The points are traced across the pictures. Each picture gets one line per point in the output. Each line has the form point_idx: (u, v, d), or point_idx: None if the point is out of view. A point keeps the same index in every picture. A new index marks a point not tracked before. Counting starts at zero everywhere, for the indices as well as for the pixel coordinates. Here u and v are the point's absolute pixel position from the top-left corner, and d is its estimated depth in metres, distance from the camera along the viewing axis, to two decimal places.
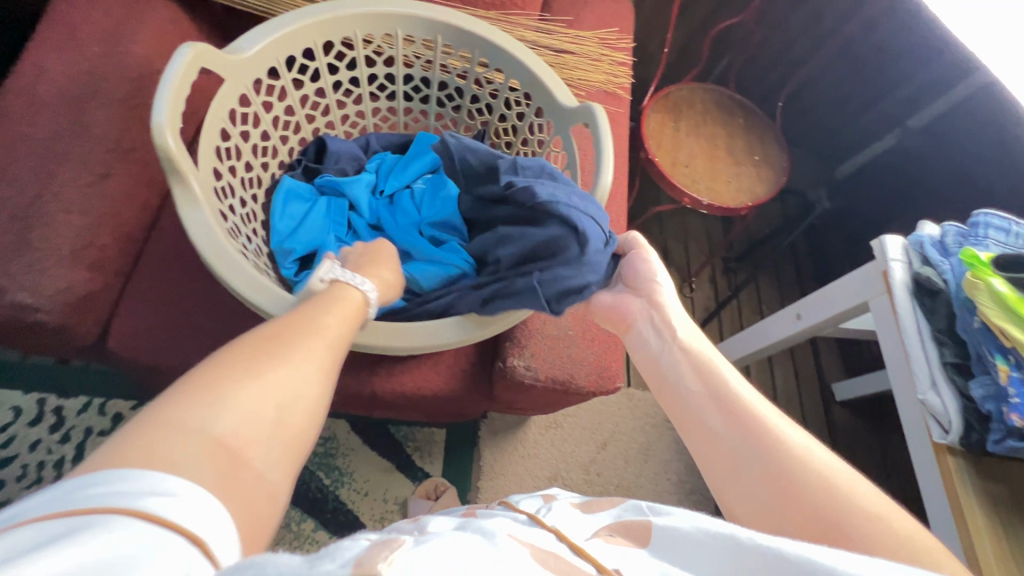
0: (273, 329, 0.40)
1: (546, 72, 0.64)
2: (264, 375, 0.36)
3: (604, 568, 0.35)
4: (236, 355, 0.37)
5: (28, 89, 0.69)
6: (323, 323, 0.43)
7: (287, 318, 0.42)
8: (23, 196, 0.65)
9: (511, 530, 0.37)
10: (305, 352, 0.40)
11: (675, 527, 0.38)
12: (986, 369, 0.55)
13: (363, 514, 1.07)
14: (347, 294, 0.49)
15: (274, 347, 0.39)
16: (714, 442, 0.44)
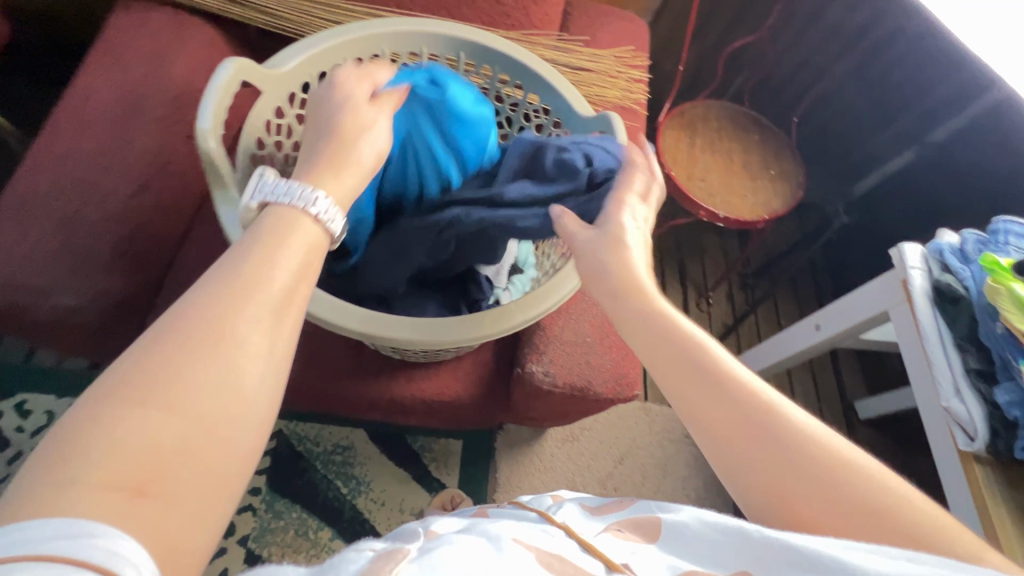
0: (202, 299, 0.30)
1: (565, 86, 0.67)
2: (196, 376, 0.28)
3: (612, 564, 0.35)
4: (149, 356, 0.28)
5: (79, 107, 0.74)
6: (268, 276, 0.32)
7: (218, 277, 0.32)
8: (71, 205, 0.69)
9: (516, 534, 0.37)
10: (249, 328, 0.30)
11: (684, 522, 0.38)
12: (1011, 375, 0.54)
13: (379, 524, 1.07)
14: (292, 226, 0.36)
15: (203, 328, 0.29)
16: (723, 427, 0.38)
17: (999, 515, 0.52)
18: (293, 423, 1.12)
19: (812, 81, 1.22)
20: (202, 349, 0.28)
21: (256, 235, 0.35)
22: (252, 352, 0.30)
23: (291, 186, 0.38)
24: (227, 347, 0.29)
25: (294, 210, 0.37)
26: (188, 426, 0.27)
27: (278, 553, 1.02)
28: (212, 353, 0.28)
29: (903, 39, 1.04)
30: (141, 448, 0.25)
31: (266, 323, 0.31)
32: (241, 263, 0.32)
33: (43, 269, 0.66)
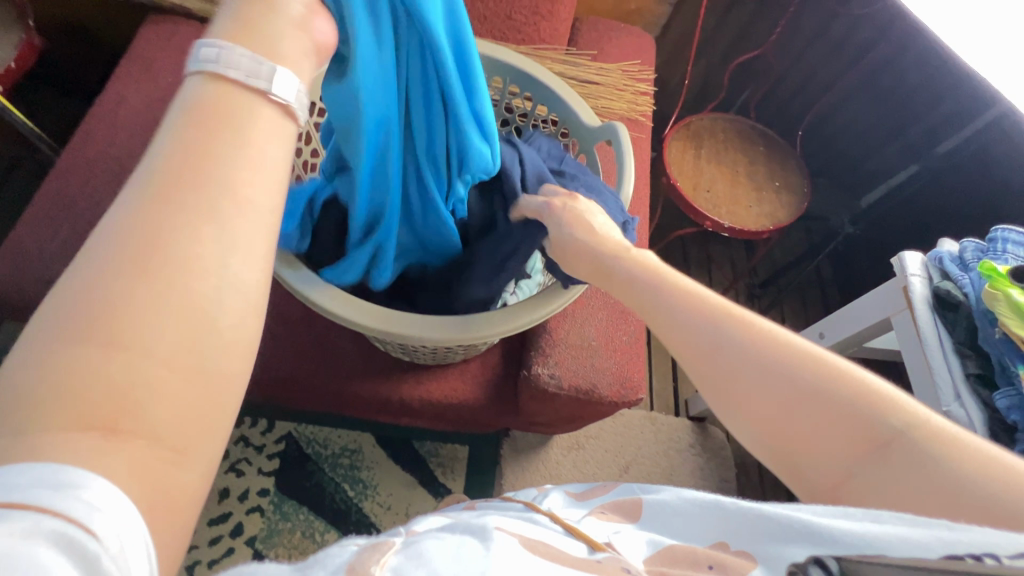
0: (132, 214, 0.26)
1: (572, 96, 0.70)
2: (137, 304, 0.25)
3: (596, 544, 0.41)
4: (81, 287, 0.25)
5: (109, 114, 0.78)
6: (208, 172, 0.27)
7: (142, 186, 0.27)
8: (99, 206, 0.73)
9: (499, 523, 0.40)
10: (192, 240, 0.26)
11: (663, 503, 0.44)
12: (1010, 380, 0.55)
13: (385, 527, 1.08)
14: (241, 106, 0.29)
15: (136, 250, 0.25)
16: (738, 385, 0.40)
17: None
18: (303, 426, 1.14)
19: (818, 95, 1.24)
20: (139, 275, 0.25)
21: (189, 114, 0.28)
22: (201, 266, 0.26)
23: (230, 53, 0.29)
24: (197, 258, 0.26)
25: (225, 81, 0.29)
26: (135, 359, 0.24)
27: (284, 554, 1.03)
28: (150, 280, 0.25)
29: (908, 55, 1.06)
30: (90, 386, 0.23)
31: (215, 231, 0.27)
32: (169, 161, 0.27)
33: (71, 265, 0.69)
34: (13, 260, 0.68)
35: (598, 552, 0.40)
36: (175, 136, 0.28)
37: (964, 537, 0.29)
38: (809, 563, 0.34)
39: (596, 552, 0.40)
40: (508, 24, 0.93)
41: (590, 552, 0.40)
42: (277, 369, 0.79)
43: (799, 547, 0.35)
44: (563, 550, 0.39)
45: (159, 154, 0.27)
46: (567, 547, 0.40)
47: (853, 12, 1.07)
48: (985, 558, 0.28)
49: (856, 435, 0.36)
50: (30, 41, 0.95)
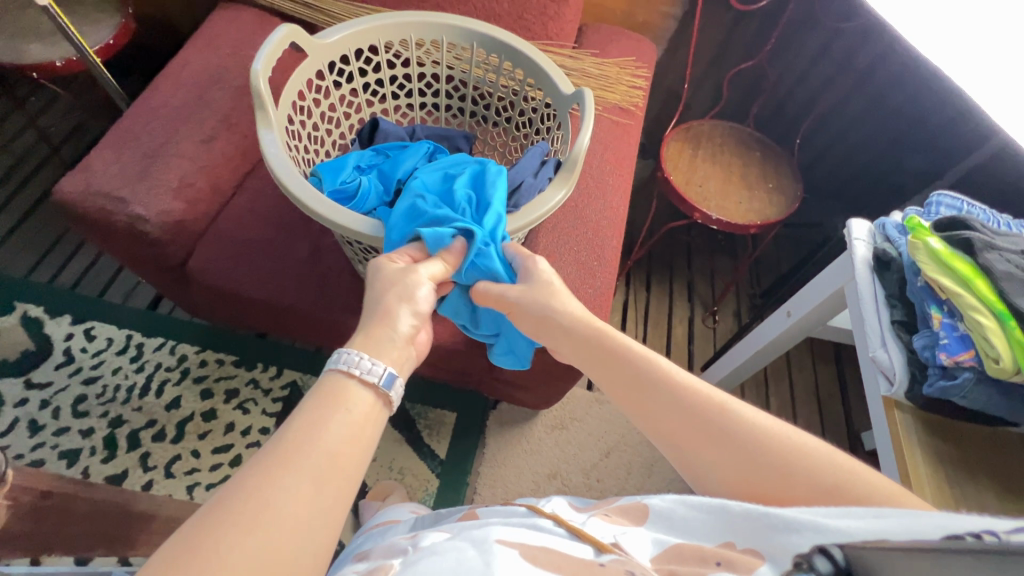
0: (250, 474, 0.39)
1: (554, 69, 0.79)
2: (260, 524, 0.37)
3: (603, 547, 0.52)
4: (227, 491, 0.38)
5: (176, 74, 0.94)
6: (321, 444, 0.42)
7: (269, 449, 0.41)
8: (156, 142, 0.87)
9: (499, 536, 0.52)
10: (300, 489, 0.39)
11: (670, 512, 0.53)
12: (927, 325, 0.57)
13: (369, 477, 1.14)
14: (348, 397, 0.46)
15: (254, 495, 0.38)
16: (716, 467, 0.53)
17: (914, 457, 0.55)
18: (307, 377, 1.24)
19: (821, 113, 1.29)
20: (251, 513, 0.37)
21: (313, 397, 0.46)
22: (304, 502, 0.39)
23: (345, 359, 0.48)
24: (306, 480, 0.40)
25: (345, 378, 0.47)
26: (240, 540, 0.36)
27: None
28: (263, 518, 0.37)
29: (908, 77, 1.09)
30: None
31: (319, 482, 0.40)
32: (289, 436, 0.42)
33: (128, 185, 0.83)
34: (83, 177, 0.83)
35: (605, 554, 0.51)
36: (307, 409, 0.44)
37: (964, 524, 0.38)
38: (815, 551, 0.44)
39: (603, 554, 0.51)
40: (520, 23, 1.06)
41: (595, 555, 0.51)
42: (284, 296, 0.90)
43: (803, 538, 0.44)
44: (571, 554, 0.51)
45: (283, 431, 0.42)
46: (575, 551, 0.52)
47: (852, 29, 1.13)
48: (984, 534, 0.36)
49: (780, 484, 0.50)
50: (127, 25, 1.15)
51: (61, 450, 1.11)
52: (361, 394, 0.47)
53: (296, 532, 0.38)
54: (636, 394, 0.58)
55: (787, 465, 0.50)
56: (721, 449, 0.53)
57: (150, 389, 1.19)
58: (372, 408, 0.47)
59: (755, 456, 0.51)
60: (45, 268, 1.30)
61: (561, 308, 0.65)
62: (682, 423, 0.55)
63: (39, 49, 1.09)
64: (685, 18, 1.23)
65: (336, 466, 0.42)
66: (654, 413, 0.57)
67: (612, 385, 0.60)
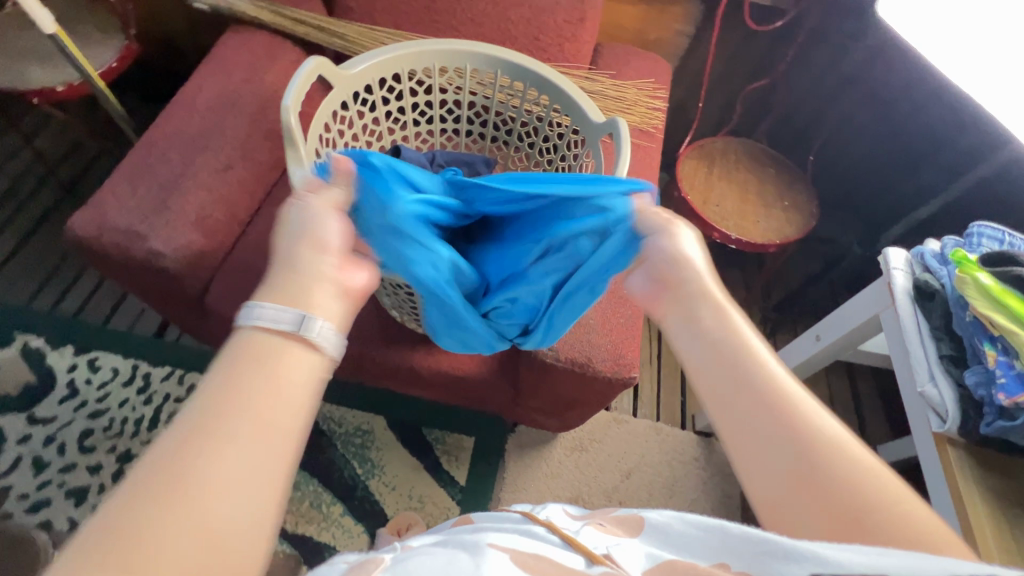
0: (161, 455, 0.32)
1: (583, 97, 0.78)
2: (171, 509, 0.31)
3: (594, 557, 0.40)
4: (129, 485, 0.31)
5: (188, 101, 0.91)
6: (243, 403, 0.35)
7: (187, 417, 0.34)
8: (171, 174, 0.84)
9: (493, 539, 0.41)
10: (223, 460, 0.33)
11: (666, 523, 0.40)
12: (979, 361, 0.57)
13: (388, 507, 1.12)
14: (277, 359, 0.38)
15: (167, 470, 0.32)
16: (773, 472, 0.39)
17: (971, 494, 0.54)
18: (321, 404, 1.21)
19: (832, 128, 1.30)
20: (164, 495, 0.31)
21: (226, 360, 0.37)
22: (234, 476, 0.33)
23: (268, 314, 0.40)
24: (223, 460, 0.33)
25: (266, 336, 0.39)
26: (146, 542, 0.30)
27: (292, 521, 1.08)
28: (178, 504, 0.31)
29: (918, 95, 1.10)
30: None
31: (251, 451, 0.34)
32: (206, 401, 0.35)
33: (144, 220, 0.80)
34: (97, 212, 0.80)
35: (596, 566, 0.39)
36: (219, 379, 0.36)
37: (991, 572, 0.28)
38: None
39: (594, 565, 0.39)
40: (536, 44, 1.04)
41: (587, 567, 0.39)
42: None
43: (801, 567, 0.32)
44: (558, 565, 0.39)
45: (200, 392, 0.35)
46: (564, 562, 0.40)
47: (863, 47, 1.13)
48: None
49: (845, 519, 0.35)
50: (130, 47, 1.12)
51: (68, 488, 1.07)
52: (286, 350, 0.39)
53: (218, 517, 0.31)
54: (717, 370, 0.43)
55: (864, 515, 0.35)
56: (786, 461, 0.38)
57: (159, 421, 1.15)
58: (304, 363, 0.39)
59: (825, 487, 0.37)
60: (46, 296, 1.25)
61: (691, 266, 0.49)
62: (755, 414, 0.40)
63: (40, 73, 1.06)
64: (696, 35, 1.22)
65: (262, 428, 0.35)
66: (718, 390, 0.43)
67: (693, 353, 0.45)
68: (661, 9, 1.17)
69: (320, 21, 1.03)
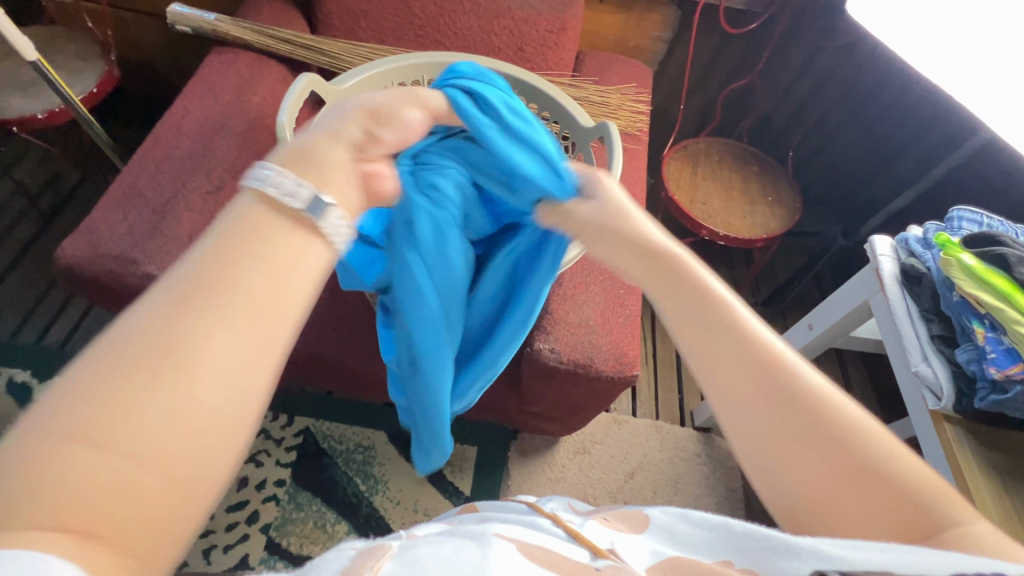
0: (149, 320, 0.27)
1: (570, 102, 0.80)
2: (156, 409, 0.25)
3: (599, 551, 0.37)
4: (105, 360, 0.26)
5: (176, 124, 0.91)
6: (231, 277, 0.29)
7: (175, 283, 0.28)
8: (162, 197, 0.84)
9: (499, 530, 0.37)
10: (213, 348, 0.27)
11: (672, 521, 0.38)
12: (969, 339, 0.61)
13: (394, 522, 1.10)
14: (277, 237, 0.31)
15: (155, 340, 0.26)
16: (760, 430, 0.38)
17: (967, 464, 0.58)
18: (320, 422, 1.20)
19: (807, 124, 1.34)
20: (148, 373, 0.26)
21: (225, 231, 0.31)
22: (222, 370, 0.27)
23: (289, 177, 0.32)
24: (217, 342, 0.27)
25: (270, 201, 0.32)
26: (106, 454, 0.24)
27: (296, 543, 1.07)
28: (176, 362, 0.26)
29: (891, 87, 1.16)
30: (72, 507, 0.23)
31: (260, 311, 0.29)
32: (201, 265, 0.29)
33: (137, 244, 0.79)
34: (88, 239, 0.79)
35: (601, 560, 0.36)
36: (202, 262, 0.29)
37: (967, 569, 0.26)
38: None
39: (599, 559, 0.36)
40: (519, 54, 1.06)
41: (591, 559, 0.36)
42: (304, 345, 0.87)
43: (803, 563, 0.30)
44: (562, 555, 0.36)
45: (183, 269, 0.29)
46: (568, 553, 0.37)
47: (835, 46, 1.19)
48: None
49: (853, 488, 0.34)
50: (111, 72, 1.11)
51: None
52: (283, 223, 0.32)
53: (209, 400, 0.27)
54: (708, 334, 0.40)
55: (918, 502, 0.33)
56: (795, 439, 0.36)
57: None
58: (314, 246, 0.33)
59: (831, 447, 0.35)
60: (31, 327, 1.23)
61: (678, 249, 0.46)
62: (760, 399, 0.38)
63: (21, 102, 1.05)
64: (674, 41, 1.26)
65: (272, 334, 0.29)
66: (745, 389, 0.38)
67: (705, 348, 0.40)
68: (639, 17, 1.20)
69: (304, 40, 1.03)
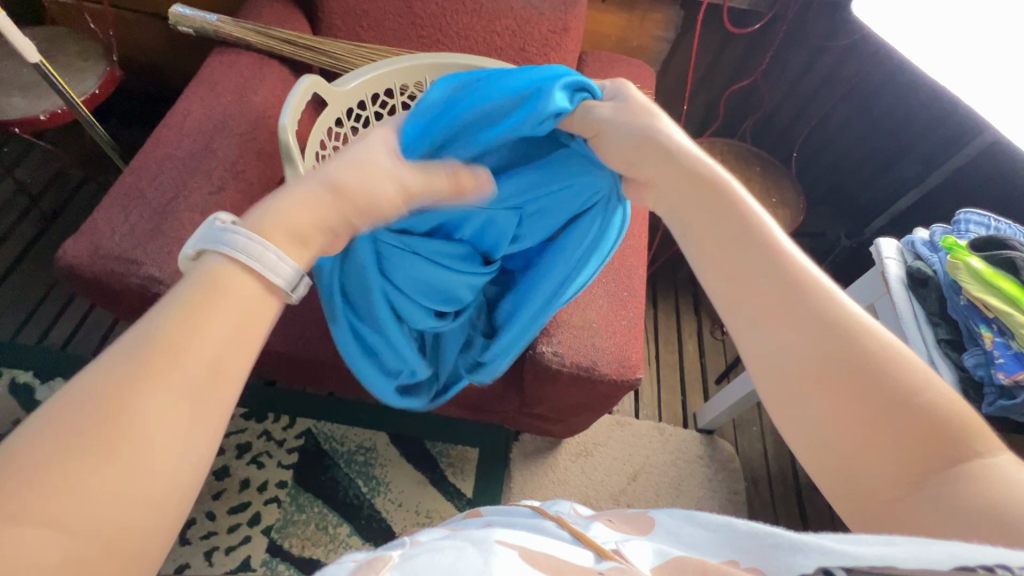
0: (105, 376, 0.28)
1: None
2: (111, 468, 0.25)
3: (603, 554, 0.36)
4: (52, 423, 0.26)
5: (177, 125, 0.91)
6: (185, 342, 0.29)
7: (126, 350, 0.28)
8: (163, 198, 0.83)
9: (500, 536, 0.37)
10: (169, 405, 0.28)
11: (679, 522, 0.38)
12: (976, 343, 0.61)
13: (396, 524, 1.10)
14: (231, 285, 0.32)
15: (103, 410, 0.26)
16: (782, 352, 0.39)
17: None
18: (322, 423, 1.19)
19: (811, 125, 1.33)
20: (95, 445, 0.26)
21: (182, 285, 0.32)
22: (182, 424, 0.28)
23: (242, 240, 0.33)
24: (173, 391, 0.28)
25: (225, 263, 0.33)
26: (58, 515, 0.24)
27: (298, 545, 1.06)
28: (127, 420, 0.26)
29: (896, 86, 1.15)
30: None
31: (215, 360, 0.30)
32: (155, 323, 0.29)
33: (139, 245, 0.79)
34: (89, 240, 0.79)
35: (605, 562, 0.35)
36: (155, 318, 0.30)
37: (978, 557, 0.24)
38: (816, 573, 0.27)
39: (603, 562, 0.35)
40: (522, 55, 1.06)
41: (595, 561, 0.36)
42: (306, 347, 0.87)
43: (807, 558, 0.28)
44: (565, 557, 0.36)
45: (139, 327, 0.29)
46: (572, 556, 0.36)
47: (839, 45, 1.18)
48: (999, 569, 0.22)
49: (880, 415, 0.35)
50: (112, 72, 1.11)
51: None
52: (239, 276, 0.33)
53: (173, 448, 0.27)
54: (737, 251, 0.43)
55: (947, 439, 0.33)
56: (823, 365, 0.37)
57: None
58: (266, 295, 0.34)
59: (864, 387, 0.36)
60: (32, 327, 1.22)
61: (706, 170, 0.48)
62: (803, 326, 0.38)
63: (23, 103, 1.04)
64: (677, 40, 1.25)
65: (226, 382, 0.30)
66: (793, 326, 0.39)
67: (729, 267, 0.43)
68: (642, 16, 1.19)
69: (306, 40, 1.03)
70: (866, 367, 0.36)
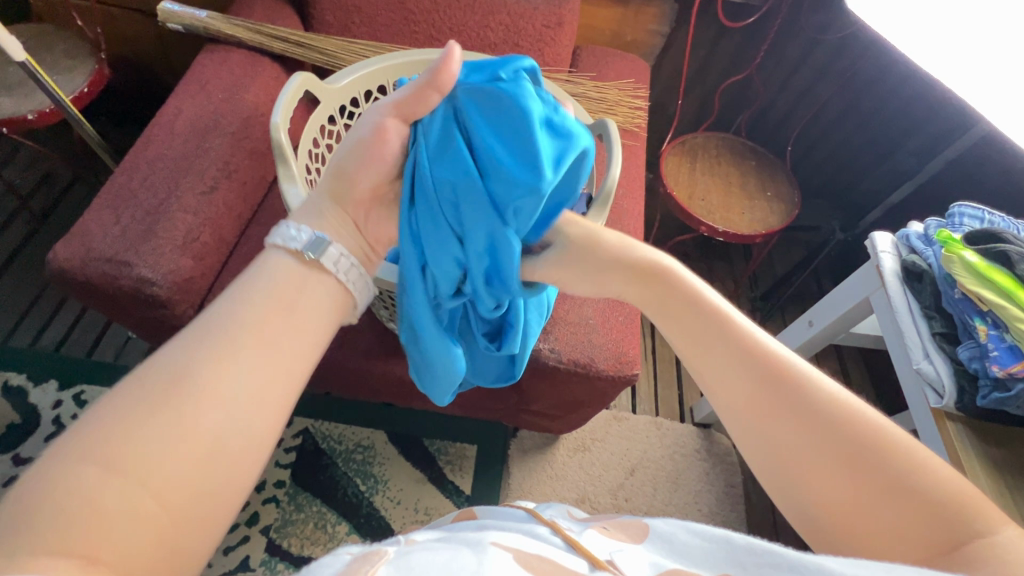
0: (171, 355, 0.36)
1: (568, 101, 0.79)
2: (168, 425, 0.33)
3: (597, 562, 0.36)
4: (127, 391, 0.34)
5: (168, 124, 0.90)
6: (241, 331, 0.38)
7: (194, 332, 0.37)
8: (154, 198, 0.82)
9: (495, 538, 0.37)
10: (219, 374, 0.35)
11: (671, 529, 0.38)
12: (971, 336, 0.62)
13: (395, 522, 1.10)
14: (284, 276, 0.43)
15: (168, 379, 0.34)
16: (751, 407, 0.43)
17: (971, 461, 0.58)
18: (320, 423, 1.19)
19: (805, 119, 1.34)
20: (164, 407, 0.33)
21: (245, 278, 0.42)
22: (224, 389, 0.35)
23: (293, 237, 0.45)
24: (225, 366, 0.36)
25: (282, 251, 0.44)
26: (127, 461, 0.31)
27: (297, 544, 1.06)
28: (182, 386, 0.34)
29: (889, 79, 1.16)
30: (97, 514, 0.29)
31: (255, 338, 0.38)
32: (215, 313, 0.38)
33: (131, 246, 0.78)
34: (81, 241, 0.78)
35: (599, 571, 0.35)
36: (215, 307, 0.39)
37: None
38: None
39: (597, 571, 0.35)
40: (515, 50, 1.05)
41: (589, 570, 0.35)
42: None
43: None
44: (558, 565, 0.36)
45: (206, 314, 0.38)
46: (566, 562, 0.36)
47: (832, 39, 1.18)
48: None
49: (843, 460, 0.38)
50: (101, 70, 1.09)
51: None
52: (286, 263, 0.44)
53: (219, 408, 0.34)
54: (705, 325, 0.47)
55: (905, 480, 0.36)
56: (789, 417, 0.41)
57: None
58: (303, 285, 0.43)
59: (833, 436, 0.39)
60: (24, 330, 1.21)
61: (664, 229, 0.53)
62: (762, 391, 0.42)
63: (10, 103, 1.03)
64: (671, 34, 1.25)
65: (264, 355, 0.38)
66: (736, 380, 0.44)
67: (697, 337, 0.47)
68: (636, 11, 1.19)
69: (298, 37, 1.02)
70: (828, 421, 0.39)
